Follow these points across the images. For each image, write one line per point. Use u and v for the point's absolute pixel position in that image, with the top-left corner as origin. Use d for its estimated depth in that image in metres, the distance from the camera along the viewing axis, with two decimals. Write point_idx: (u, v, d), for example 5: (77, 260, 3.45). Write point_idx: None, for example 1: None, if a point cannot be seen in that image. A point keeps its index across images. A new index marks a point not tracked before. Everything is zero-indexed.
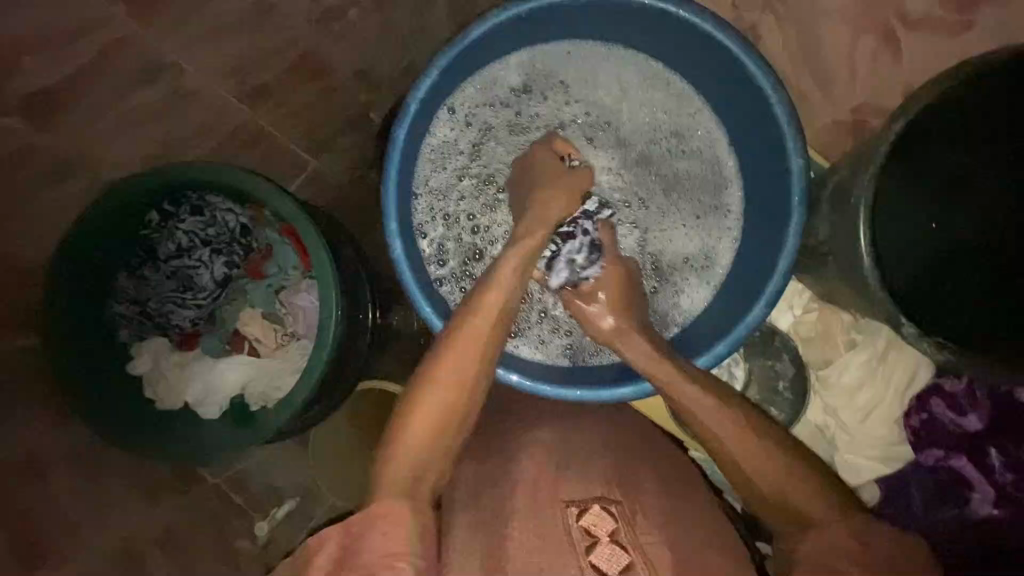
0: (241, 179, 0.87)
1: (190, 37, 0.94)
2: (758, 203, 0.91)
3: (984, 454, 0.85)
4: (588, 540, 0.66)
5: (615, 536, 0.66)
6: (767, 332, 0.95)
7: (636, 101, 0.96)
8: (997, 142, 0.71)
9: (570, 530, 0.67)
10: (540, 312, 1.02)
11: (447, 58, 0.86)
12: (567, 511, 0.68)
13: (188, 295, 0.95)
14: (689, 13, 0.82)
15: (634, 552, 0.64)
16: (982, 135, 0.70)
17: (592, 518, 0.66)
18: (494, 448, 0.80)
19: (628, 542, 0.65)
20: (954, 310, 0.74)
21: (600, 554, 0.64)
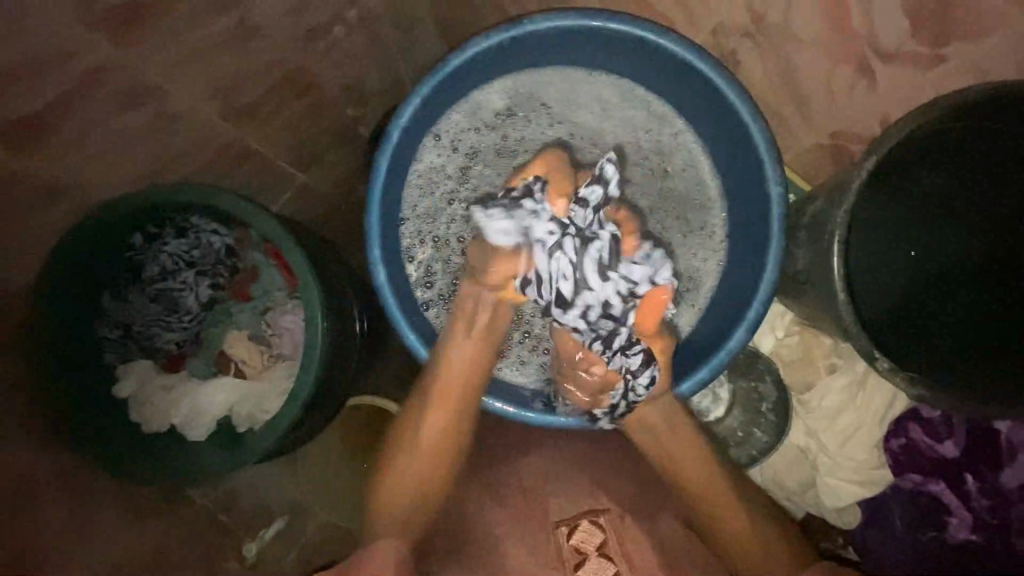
0: (224, 202, 0.89)
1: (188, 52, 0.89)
2: (743, 225, 0.82)
3: (961, 480, 0.80)
4: (579, 557, 0.74)
5: (601, 549, 0.74)
6: (750, 354, 0.90)
7: (622, 125, 0.89)
8: (981, 156, 0.67)
9: (562, 548, 0.75)
10: (523, 331, 0.91)
11: (430, 83, 0.79)
12: (558, 530, 0.76)
13: (174, 317, 1.05)
14: (668, 41, 0.76)
15: (620, 561, 0.73)
16: (967, 154, 0.68)
17: (582, 535, 0.75)
18: (481, 476, 0.77)
19: (614, 552, 0.74)
20: (941, 338, 0.71)
21: (589, 568, 0.73)
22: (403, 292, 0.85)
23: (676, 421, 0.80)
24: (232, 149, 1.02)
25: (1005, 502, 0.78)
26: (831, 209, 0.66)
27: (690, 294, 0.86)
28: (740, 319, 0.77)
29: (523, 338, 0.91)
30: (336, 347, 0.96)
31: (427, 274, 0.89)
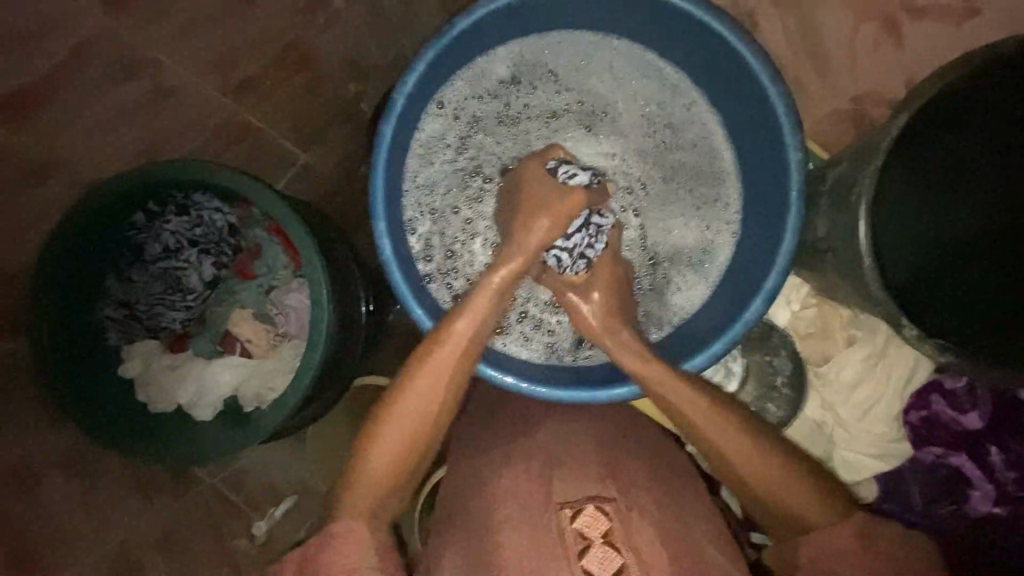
0: (224, 178, 0.87)
1: None
2: (758, 195, 0.80)
3: (984, 452, 0.79)
4: (583, 544, 0.61)
5: (609, 536, 0.61)
6: (764, 327, 0.87)
7: (631, 89, 0.86)
8: (997, 122, 0.64)
9: (564, 534, 0.62)
10: (521, 309, 0.89)
11: (436, 47, 0.76)
12: (562, 512, 0.63)
13: (178, 295, 1.02)
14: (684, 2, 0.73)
15: (628, 553, 0.59)
16: (977, 119, 0.64)
17: (588, 519, 0.62)
18: (486, 451, 0.76)
19: (620, 542, 0.60)
20: (951, 309, 0.68)
21: (592, 558, 0.60)
22: (409, 267, 0.81)
23: None
24: (233, 125, 1.02)
25: None
26: (853, 173, 0.64)
27: (699, 267, 0.84)
28: (757, 291, 0.75)
29: (521, 316, 0.89)
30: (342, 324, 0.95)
31: (426, 247, 0.86)
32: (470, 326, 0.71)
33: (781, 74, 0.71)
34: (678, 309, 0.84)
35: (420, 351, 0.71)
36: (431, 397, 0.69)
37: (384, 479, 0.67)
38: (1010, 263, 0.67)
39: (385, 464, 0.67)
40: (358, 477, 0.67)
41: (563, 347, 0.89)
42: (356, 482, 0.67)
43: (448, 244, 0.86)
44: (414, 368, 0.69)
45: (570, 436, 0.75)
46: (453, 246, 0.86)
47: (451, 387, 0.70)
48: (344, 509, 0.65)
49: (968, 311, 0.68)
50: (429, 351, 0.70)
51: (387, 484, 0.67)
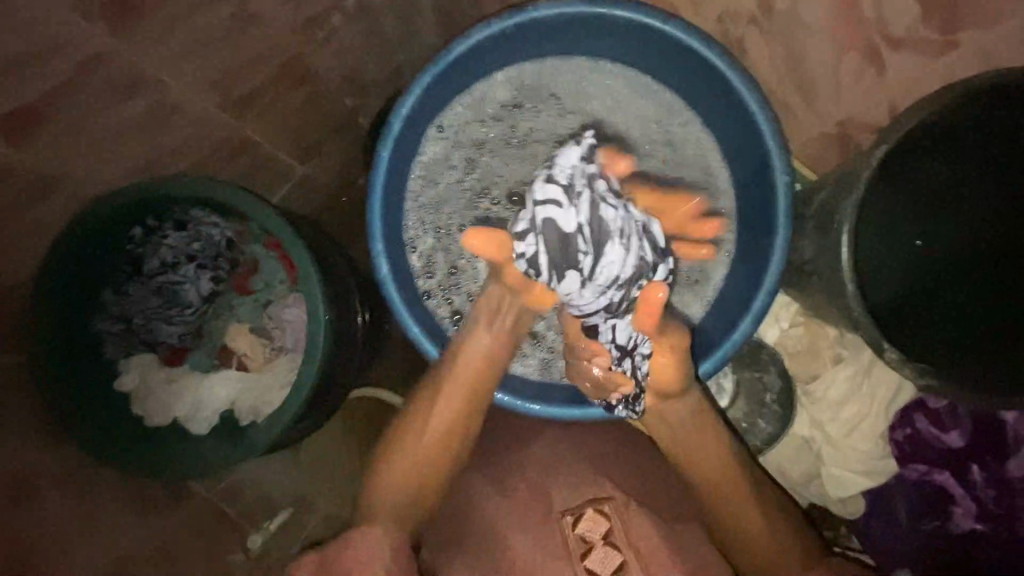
0: (224, 194, 0.89)
1: (169, 50, 0.87)
2: (751, 218, 0.81)
3: (967, 470, 0.80)
4: (585, 547, 0.62)
5: (609, 537, 0.62)
6: (754, 345, 0.90)
7: (629, 114, 0.87)
8: (995, 142, 0.65)
9: (566, 540, 0.64)
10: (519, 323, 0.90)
11: (433, 72, 0.78)
12: (563, 520, 0.65)
13: (174, 310, 1.03)
14: (677, 30, 0.75)
15: (628, 551, 0.61)
16: (977, 138, 0.65)
17: (588, 524, 0.64)
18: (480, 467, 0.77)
19: (621, 541, 0.62)
20: (951, 323, 0.70)
21: (595, 559, 0.62)
22: (406, 282, 0.83)
23: (697, 421, 0.75)
24: (232, 142, 1.03)
25: (1011, 492, 0.78)
26: (840, 196, 0.65)
27: (696, 286, 0.85)
28: (745, 310, 0.77)
29: (522, 333, 0.90)
30: (337, 340, 0.95)
31: (427, 265, 0.88)
32: (477, 354, 0.78)
33: (768, 100, 0.73)
34: None
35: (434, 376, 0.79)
36: (437, 431, 0.77)
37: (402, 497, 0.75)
38: (1008, 277, 0.69)
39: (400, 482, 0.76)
40: (380, 483, 0.76)
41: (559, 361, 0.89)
42: (378, 486, 0.76)
43: (452, 262, 0.88)
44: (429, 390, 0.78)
45: (564, 451, 0.77)
46: (456, 262, 0.88)
47: (467, 408, 0.77)
48: (373, 509, 0.74)
49: (968, 326, 0.70)
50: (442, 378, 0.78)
51: (406, 499, 0.75)
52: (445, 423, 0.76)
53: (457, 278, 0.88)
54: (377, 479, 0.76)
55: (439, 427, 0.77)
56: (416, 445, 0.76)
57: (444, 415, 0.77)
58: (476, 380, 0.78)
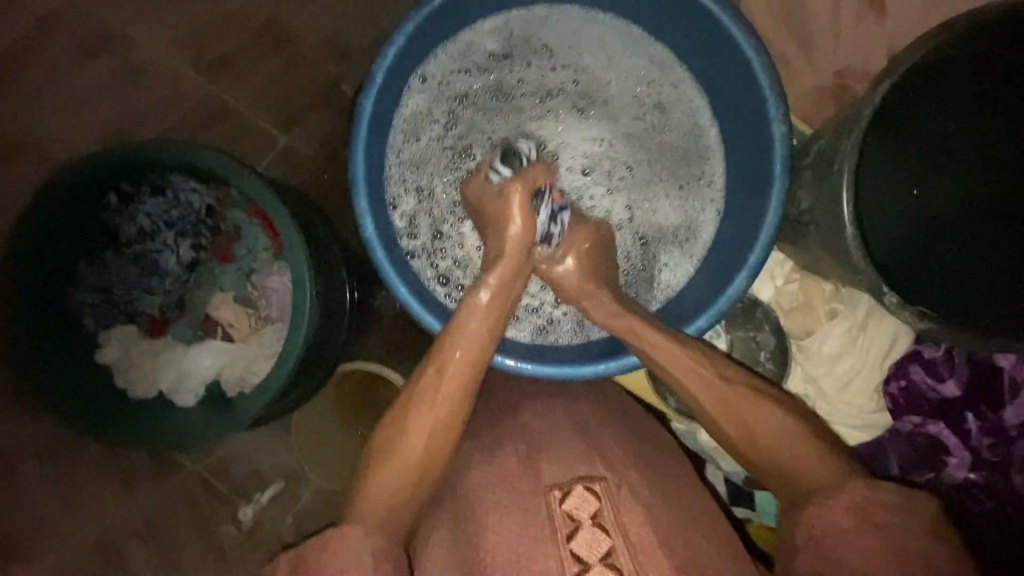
0: (205, 158, 0.85)
1: (133, 9, 0.96)
2: (743, 175, 0.80)
3: (961, 419, 0.81)
4: (571, 526, 0.60)
5: (597, 517, 0.60)
6: (748, 303, 0.88)
7: (621, 68, 0.85)
8: (980, 91, 0.66)
9: (553, 516, 0.61)
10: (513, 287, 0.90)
11: (418, 20, 0.75)
12: (550, 494, 0.62)
13: (154, 280, 1.00)
14: None
15: (618, 536, 0.58)
16: (967, 88, 0.66)
17: (577, 501, 0.61)
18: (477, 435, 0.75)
19: (610, 523, 0.59)
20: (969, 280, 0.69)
21: (580, 542, 0.58)
22: (392, 244, 0.80)
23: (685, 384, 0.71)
24: (204, 107, 0.99)
25: (1005, 438, 0.80)
26: (836, 146, 0.64)
27: (686, 245, 0.85)
28: (741, 265, 0.75)
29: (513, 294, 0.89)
30: (326, 310, 0.94)
31: (410, 224, 0.85)
32: (469, 337, 0.72)
33: (764, 46, 0.70)
34: (663, 286, 0.85)
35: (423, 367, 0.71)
36: (434, 421, 0.68)
37: (389, 501, 0.64)
38: (998, 232, 0.69)
39: (398, 478, 0.65)
40: (375, 487, 0.65)
41: (553, 329, 0.89)
42: (372, 490, 0.65)
43: (436, 222, 0.86)
44: (422, 378, 0.70)
45: (557, 415, 0.75)
46: (441, 225, 0.86)
47: (465, 394, 0.70)
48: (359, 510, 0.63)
49: (979, 281, 0.69)
50: (432, 365, 0.70)
51: (393, 505, 0.64)
52: (448, 412, 0.68)
53: (441, 238, 0.86)
54: (368, 481, 0.65)
55: (437, 417, 0.68)
56: (411, 443, 0.66)
57: (443, 404, 0.68)
58: (473, 366, 0.71)
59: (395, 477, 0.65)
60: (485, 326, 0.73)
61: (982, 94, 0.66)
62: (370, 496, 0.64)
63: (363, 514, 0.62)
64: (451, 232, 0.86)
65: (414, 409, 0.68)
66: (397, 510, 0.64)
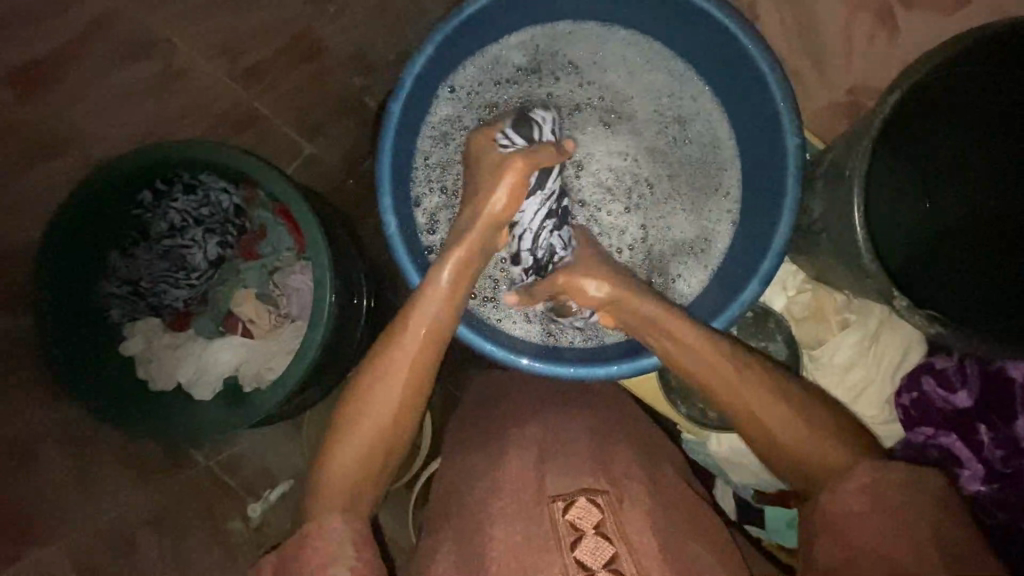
0: (237, 159, 0.88)
1: (174, 14, 0.99)
2: (756, 185, 0.82)
3: (973, 430, 0.80)
4: (575, 535, 0.60)
5: (600, 527, 0.60)
6: (760, 313, 0.90)
7: (644, 83, 0.88)
8: (993, 104, 0.67)
9: (556, 525, 0.61)
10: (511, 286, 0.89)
11: (447, 30, 0.78)
12: (554, 503, 0.62)
13: (182, 274, 1.03)
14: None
15: (620, 544, 0.59)
16: (978, 102, 0.68)
17: (580, 511, 0.61)
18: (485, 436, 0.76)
19: (613, 532, 0.60)
20: (965, 288, 0.72)
21: (585, 549, 0.59)
22: (412, 239, 0.83)
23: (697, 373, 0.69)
24: (237, 113, 1.03)
25: (1019, 451, 0.78)
26: (846, 157, 0.67)
27: (700, 256, 0.87)
28: (754, 273, 0.76)
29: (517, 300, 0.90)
30: (342, 312, 0.96)
31: (431, 221, 0.88)
32: (426, 321, 0.70)
33: (780, 64, 0.73)
34: (677, 295, 0.87)
35: (380, 346, 0.69)
36: (389, 403, 0.67)
37: (354, 474, 0.66)
38: (1009, 245, 0.71)
39: (360, 453, 0.66)
40: (335, 456, 0.66)
41: (558, 326, 0.89)
42: (332, 460, 0.66)
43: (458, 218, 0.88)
44: (382, 358, 0.68)
45: (567, 416, 0.76)
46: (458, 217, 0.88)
47: (422, 379, 0.69)
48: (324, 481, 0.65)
49: (991, 287, 0.71)
50: (388, 348, 0.69)
51: (356, 480, 0.66)
52: (408, 388, 0.68)
53: None
54: (330, 452, 0.67)
55: (397, 392, 0.67)
56: (370, 421, 0.66)
57: (400, 385, 0.67)
58: (430, 347, 0.69)
59: (358, 450, 0.66)
60: (439, 308, 0.71)
61: (983, 104, 0.68)
62: (337, 467, 0.66)
63: (336, 489, 0.64)
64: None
65: (369, 386, 0.67)
66: (365, 483, 0.66)
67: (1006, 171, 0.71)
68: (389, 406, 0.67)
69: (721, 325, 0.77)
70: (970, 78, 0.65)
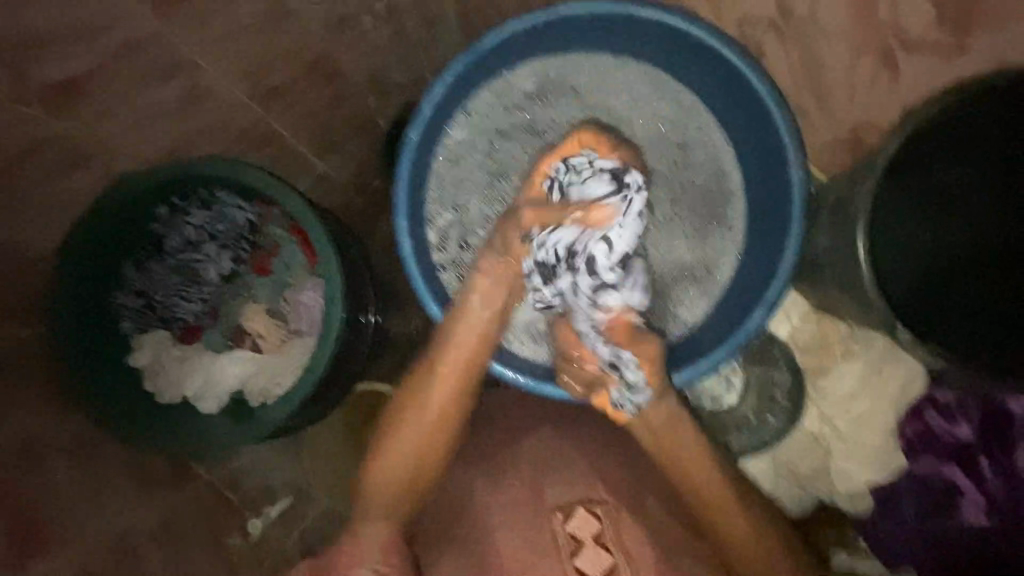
0: (253, 177, 0.91)
1: None
2: (763, 213, 0.84)
3: (975, 462, 0.82)
4: (574, 544, 0.60)
5: (600, 537, 0.60)
6: (765, 339, 0.94)
7: (646, 110, 0.90)
8: (994, 139, 0.70)
9: (556, 535, 0.61)
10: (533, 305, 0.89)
11: (466, 59, 0.84)
12: (555, 515, 0.63)
13: (193, 288, 1.06)
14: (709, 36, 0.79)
15: (618, 553, 0.59)
16: (980, 138, 0.71)
17: (579, 521, 0.61)
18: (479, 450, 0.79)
19: (612, 542, 0.60)
20: (975, 316, 0.74)
21: (585, 558, 0.59)
22: (425, 261, 0.86)
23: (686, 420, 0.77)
24: (256, 130, 1.04)
25: (1020, 485, 0.80)
26: (852, 192, 0.70)
27: (701, 281, 0.88)
28: (759, 300, 0.80)
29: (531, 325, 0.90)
30: (351, 329, 0.98)
31: (442, 239, 0.91)
32: (469, 337, 0.82)
33: (785, 103, 0.77)
34: (679, 321, 0.88)
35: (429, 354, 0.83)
36: (436, 406, 0.81)
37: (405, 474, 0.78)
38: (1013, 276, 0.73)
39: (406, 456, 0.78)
40: (385, 456, 0.78)
41: None
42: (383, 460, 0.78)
43: (467, 235, 0.91)
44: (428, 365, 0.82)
45: (575, 431, 0.79)
46: (469, 238, 0.91)
47: (464, 389, 0.82)
48: (373, 484, 0.77)
49: (998, 316, 0.73)
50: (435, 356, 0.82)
51: (402, 481, 0.77)
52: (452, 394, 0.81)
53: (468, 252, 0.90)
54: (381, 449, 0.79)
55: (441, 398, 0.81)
56: (417, 421, 0.80)
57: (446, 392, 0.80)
58: (469, 360, 0.82)
59: (405, 456, 0.78)
60: (479, 324, 0.83)
61: (986, 140, 0.71)
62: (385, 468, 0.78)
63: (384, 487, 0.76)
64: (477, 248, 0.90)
65: (419, 393, 0.81)
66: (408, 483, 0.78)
67: (1003, 204, 0.73)
68: (430, 411, 0.80)
69: (729, 353, 0.81)
70: (979, 108, 0.68)
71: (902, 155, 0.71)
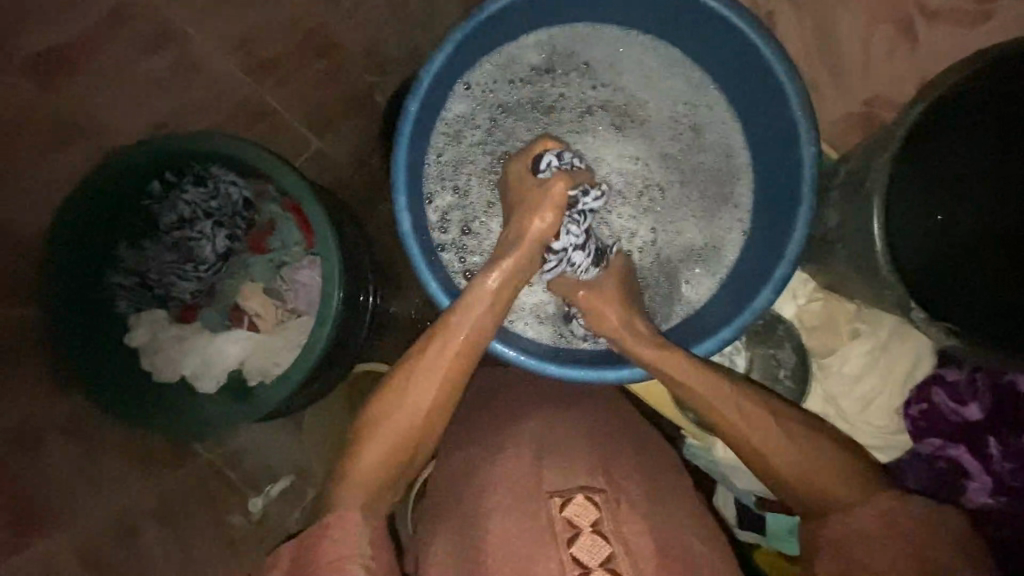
0: (251, 155, 0.88)
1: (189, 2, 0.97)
2: (770, 193, 0.82)
3: (983, 443, 0.82)
4: (572, 532, 0.59)
5: (597, 526, 0.59)
6: (771, 319, 0.92)
7: (658, 88, 0.89)
8: (1006, 115, 0.70)
9: (553, 522, 0.60)
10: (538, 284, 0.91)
11: (465, 29, 0.78)
12: (550, 500, 0.62)
13: (189, 266, 1.03)
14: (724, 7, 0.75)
15: (617, 543, 0.58)
16: (994, 113, 0.70)
17: (577, 509, 0.60)
18: (476, 429, 0.77)
19: (609, 532, 0.59)
20: (982, 297, 0.74)
21: (582, 546, 0.58)
22: (425, 240, 0.83)
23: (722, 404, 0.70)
24: (250, 105, 1.01)
25: None
26: (866, 168, 0.68)
27: (708, 262, 0.87)
28: (767, 279, 0.77)
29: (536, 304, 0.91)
30: (348, 309, 0.96)
31: (443, 218, 0.89)
32: (467, 327, 0.71)
33: (799, 75, 0.73)
34: (685, 303, 0.87)
35: (417, 347, 0.72)
36: (420, 406, 0.69)
37: (379, 475, 0.67)
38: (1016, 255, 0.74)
39: (383, 454, 0.68)
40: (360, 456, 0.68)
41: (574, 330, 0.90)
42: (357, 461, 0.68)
43: (467, 215, 0.89)
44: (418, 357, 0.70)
45: (579, 412, 0.78)
46: (472, 220, 0.89)
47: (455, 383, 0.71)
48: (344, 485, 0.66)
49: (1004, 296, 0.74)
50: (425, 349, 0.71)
51: (376, 483, 0.67)
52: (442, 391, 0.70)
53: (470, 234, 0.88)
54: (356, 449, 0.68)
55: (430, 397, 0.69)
56: (402, 421, 0.68)
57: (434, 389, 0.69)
58: (464, 355, 0.71)
59: (379, 452, 0.68)
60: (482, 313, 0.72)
61: (999, 116, 0.70)
62: (360, 465, 0.67)
63: (359, 487, 0.65)
64: (482, 232, 0.89)
65: (404, 391, 0.69)
66: (383, 488, 0.67)
67: (1004, 191, 0.74)
68: (416, 411, 0.69)
69: (730, 334, 0.77)
70: (985, 97, 0.68)
71: (918, 131, 0.69)
